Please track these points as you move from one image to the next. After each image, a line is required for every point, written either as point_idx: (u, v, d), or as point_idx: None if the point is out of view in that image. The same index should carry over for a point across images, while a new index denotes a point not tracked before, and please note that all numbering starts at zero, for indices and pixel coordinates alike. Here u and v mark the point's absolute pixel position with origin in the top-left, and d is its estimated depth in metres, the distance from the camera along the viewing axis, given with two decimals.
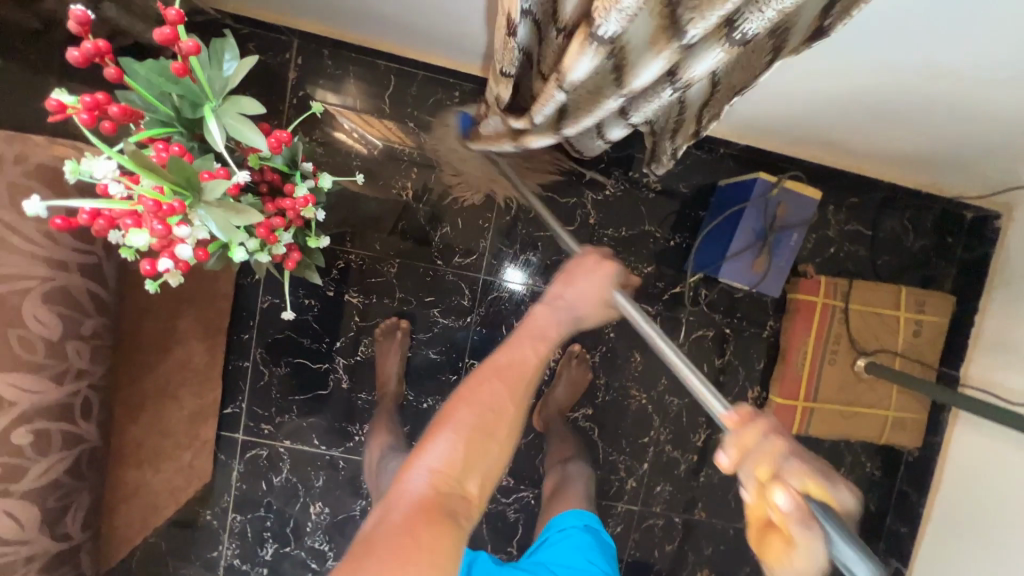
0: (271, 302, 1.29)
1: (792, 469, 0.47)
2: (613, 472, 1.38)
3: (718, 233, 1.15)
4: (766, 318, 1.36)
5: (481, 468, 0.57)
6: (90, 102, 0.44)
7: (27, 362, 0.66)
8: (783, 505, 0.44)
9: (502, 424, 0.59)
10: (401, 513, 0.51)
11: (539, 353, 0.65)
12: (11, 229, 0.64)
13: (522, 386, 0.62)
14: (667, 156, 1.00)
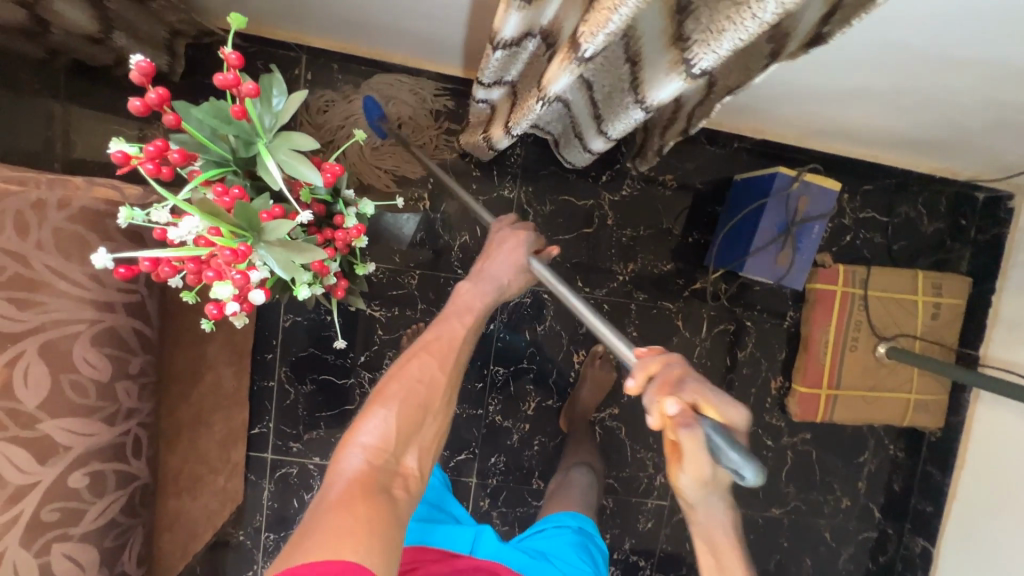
0: (293, 320, 1.28)
1: (692, 390, 0.45)
2: (641, 469, 1.39)
3: (739, 230, 1.16)
4: (785, 309, 1.37)
5: (415, 441, 0.63)
6: (153, 151, 0.45)
7: (80, 407, 0.66)
8: (670, 411, 0.43)
9: (429, 396, 0.65)
10: (339, 487, 0.55)
11: (466, 325, 0.72)
12: (59, 274, 0.65)
13: (452, 358, 0.69)
14: (653, 152, 1.03)
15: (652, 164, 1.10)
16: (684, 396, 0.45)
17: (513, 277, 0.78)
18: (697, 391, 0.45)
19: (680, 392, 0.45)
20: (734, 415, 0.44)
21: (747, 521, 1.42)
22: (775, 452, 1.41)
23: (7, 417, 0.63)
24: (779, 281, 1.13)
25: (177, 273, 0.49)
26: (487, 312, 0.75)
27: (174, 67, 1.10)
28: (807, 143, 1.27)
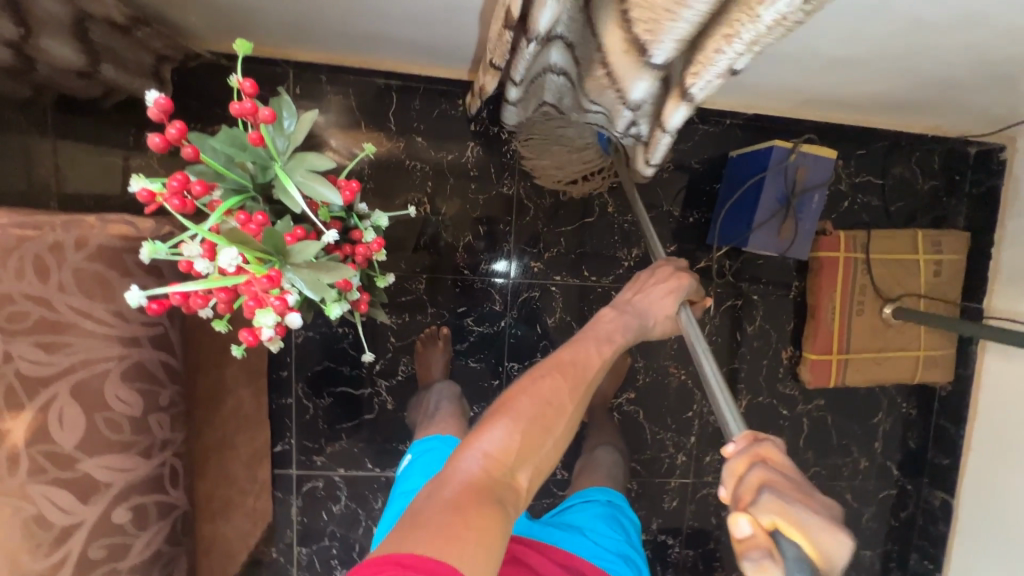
0: (305, 336, 1.29)
1: (766, 510, 0.41)
2: (662, 449, 1.41)
3: (739, 206, 1.17)
4: (790, 280, 1.38)
5: (535, 458, 0.59)
6: (176, 186, 0.45)
7: (116, 442, 0.66)
8: (741, 533, 0.41)
9: (555, 415, 0.62)
10: (453, 492, 0.54)
11: (602, 355, 0.69)
12: (85, 314, 0.64)
13: (582, 386, 0.65)
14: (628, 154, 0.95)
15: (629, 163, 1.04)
16: (755, 515, 0.41)
17: (660, 319, 0.78)
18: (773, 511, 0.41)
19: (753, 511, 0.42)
20: (826, 544, 0.39)
21: None
22: (791, 420, 1.43)
23: (47, 460, 0.62)
24: (784, 253, 1.14)
25: (209, 303, 0.50)
26: (628, 343, 0.73)
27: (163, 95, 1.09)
28: (805, 113, 1.28)
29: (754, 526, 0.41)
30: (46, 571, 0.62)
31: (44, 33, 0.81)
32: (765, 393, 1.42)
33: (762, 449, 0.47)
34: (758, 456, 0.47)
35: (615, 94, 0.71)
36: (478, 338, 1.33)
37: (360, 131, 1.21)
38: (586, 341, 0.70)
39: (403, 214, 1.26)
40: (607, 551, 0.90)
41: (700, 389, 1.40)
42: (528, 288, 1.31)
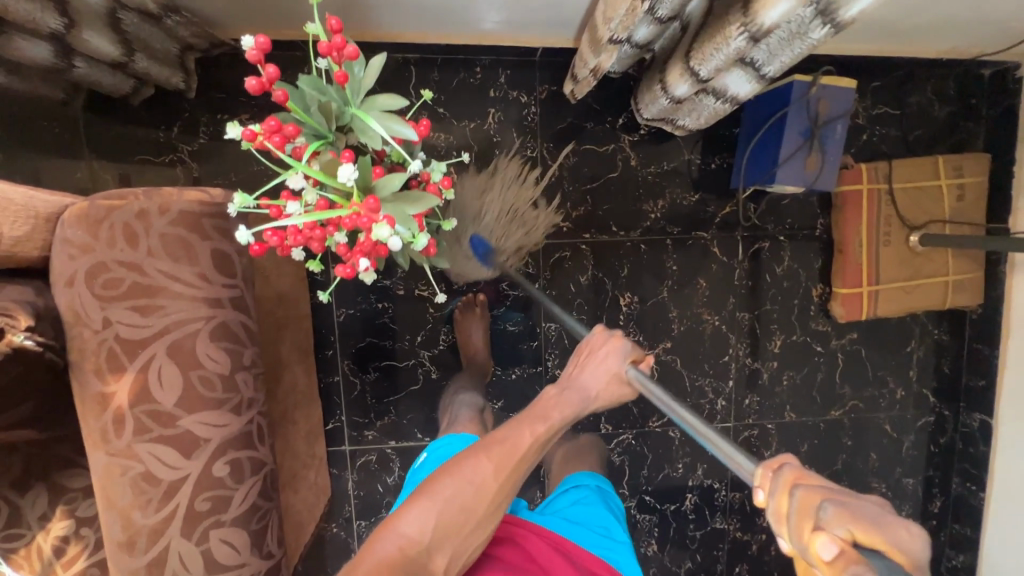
0: (347, 313, 1.32)
1: (849, 522, 0.35)
2: (702, 396, 1.44)
3: (763, 145, 1.19)
4: (815, 218, 1.40)
5: (449, 542, 0.65)
6: (272, 128, 0.50)
7: (209, 399, 0.66)
8: (827, 557, 0.35)
9: (477, 500, 0.66)
10: (367, 571, 0.60)
11: (534, 435, 0.70)
12: (171, 277, 0.62)
13: (508, 468, 0.68)
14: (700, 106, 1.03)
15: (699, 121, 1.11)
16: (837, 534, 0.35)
17: (605, 387, 0.77)
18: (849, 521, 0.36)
19: (833, 534, 0.36)
20: (905, 540, 0.35)
21: (810, 427, 1.48)
22: (826, 356, 1.46)
23: (149, 420, 0.64)
24: (810, 186, 1.16)
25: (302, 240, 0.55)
26: (568, 423, 0.73)
27: (189, 83, 1.16)
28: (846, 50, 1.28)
29: (835, 544, 0.35)
30: (158, 524, 0.67)
31: (85, 25, 0.84)
32: (798, 332, 1.44)
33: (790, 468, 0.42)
34: (789, 478, 0.41)
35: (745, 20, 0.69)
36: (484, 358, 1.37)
37: None
38: (523, 427, 0.70)
39: None
40: (605, 542, 0.90)
41: (734, 333, 1.43)
42: (558, 249, 1.34)
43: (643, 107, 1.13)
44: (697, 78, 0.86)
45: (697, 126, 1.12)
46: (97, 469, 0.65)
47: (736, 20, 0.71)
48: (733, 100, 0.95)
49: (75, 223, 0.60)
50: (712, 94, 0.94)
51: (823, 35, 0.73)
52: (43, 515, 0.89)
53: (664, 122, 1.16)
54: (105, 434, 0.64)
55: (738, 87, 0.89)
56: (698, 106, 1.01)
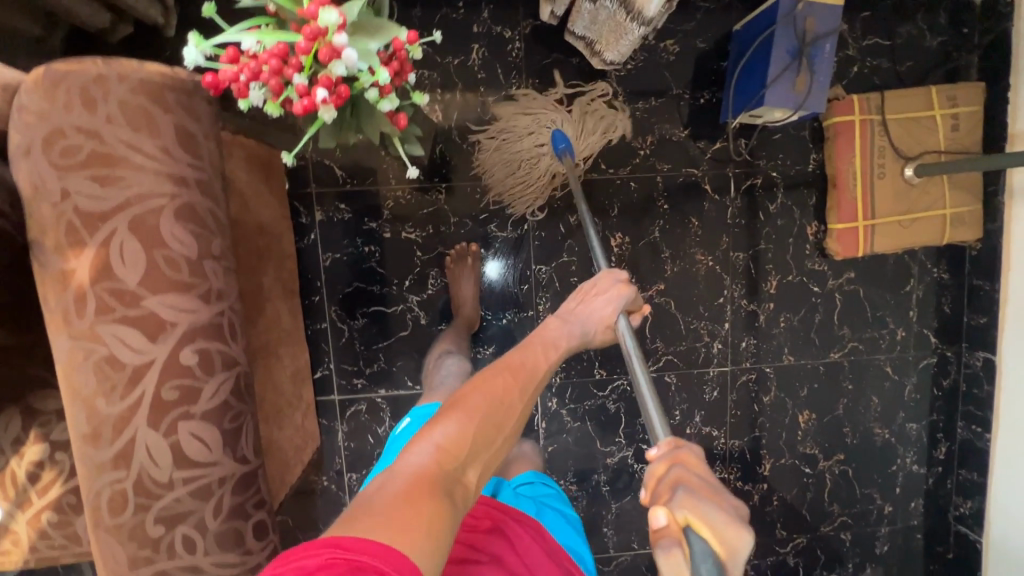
0: (333, 257, 1.30)
1: (689, 510, 0.43)
2: (698, 339, 1.42)
3: (751, 69, 1.18)
4: (808, 154, 1.38)
5: (482, 457, 0.58)
6: None
7: (176, 281, 0.64)
8: (656, 522, 0.43)
9: (507, 415, 0.61)
10: (398, 485, 0.52)
11: (549, 359, 0.69)
12: (133, 147, 0.61)
13: (532, 384, 0.65)
14: (610, 31, 1.11)
15: (619, 53, 1.17)
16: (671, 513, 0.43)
17: (598, 331, 0.79)
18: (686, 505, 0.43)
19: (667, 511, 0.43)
20: (729, 539, 0.42)
21: (809, 371, 1.45)
22: (823, 297, 1.43)
23: (113, 298, 0.62)
24: (800, 109, 1.14)
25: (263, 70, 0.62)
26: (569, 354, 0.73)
27: (167, 19, 1.14)
28: None
29: (669, 517, 0.43)
30: (124, 413, 0.64)
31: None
32: (793, 272, 1.42)
33: (682, 456, 0.49)
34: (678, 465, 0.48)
35: None
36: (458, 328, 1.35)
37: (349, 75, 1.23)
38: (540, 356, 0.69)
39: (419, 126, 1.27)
40: (575, 535, 0.90)
41: (728, 273, 1.40)
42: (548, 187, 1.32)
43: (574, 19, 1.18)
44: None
45: (614, 58, 1.19)
46: (60, 355, 0.63)
47: None
48: (637, 20, 1.00)
49: (31, 89, 0.58)
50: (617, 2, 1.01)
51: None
52: (16, 440, 0.87)
53: (584, 44, 1.22)
54: (68, 314, 0.62)
55: None
56: (610, 19, 1.07)
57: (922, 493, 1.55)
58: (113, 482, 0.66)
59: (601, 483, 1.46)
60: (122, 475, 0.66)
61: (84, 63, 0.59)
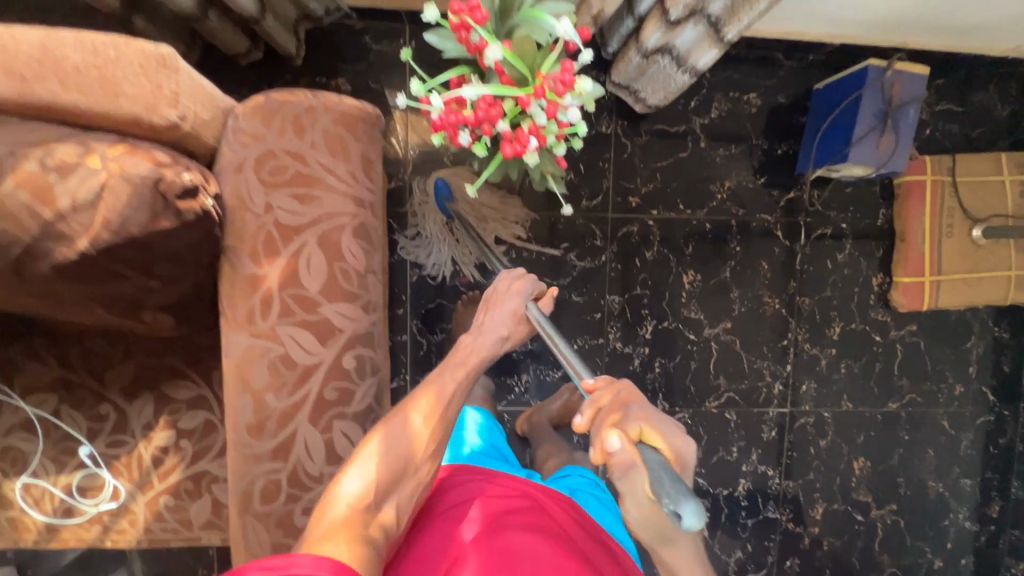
0: (418, 275, 1.37)
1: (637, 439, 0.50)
2: (759, 379, 1.46)
3: (835, 125, 1.24)
4: (878, 208, 1.44)
5: (395, 492, 0.63)
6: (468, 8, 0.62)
7: (346, 291, 0.70)
8: (613, 446, 0.49)
9: (412, 445, 0.66)
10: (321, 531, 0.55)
11: (457, 379, 0.72)
12: (329, 170, 0.68)
13: (438, 414, 0.68)
14: (652, 81, 1.05)
15: (661, 100, 1.14)
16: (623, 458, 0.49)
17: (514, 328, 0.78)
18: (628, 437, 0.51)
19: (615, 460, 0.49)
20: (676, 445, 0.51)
21: (867, 418, 1.48)
22: (884, 347, 1.47)
23: (295, 303, 0.69)
24: (880, 167, 1.21)
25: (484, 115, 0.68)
26: (484, 366, 0.75)
27: (298, 51, 1.22)
28: (907, 43, 1.35)
29: (624, 439, 0.49)
30: (289, 408, 0.70)
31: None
32: (857, 320, 1.46)
33: (619, 382, 0.55)
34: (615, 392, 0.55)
35: None
36: (532, 348, 1.41)
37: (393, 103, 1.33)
38: (452, 374, 0.72)
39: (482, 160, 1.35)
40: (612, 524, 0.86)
41: (793, 317, 1.45)
42: (627, 223, 1.39)
43: (614, 69, 1.13)
44: (667, 21, 0.85)
45: (657, 102, 1.15)
46: (238, 351, 0.69)
47: None
48: (691, 70, 0.98)
49: (249, 114, 0.66)
50: (673, 59, 0.95)
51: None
52: (146, 425, 0.93)
53: (627, 92, 1.17)
54: (252, 315, 0.68)
55: (700, 52, 0.92)
56: (659, 73, 1.02)
57: (973, 550, 1.55)
58: (269, 472, 0.71)
59: None
60: (279, 466, 0.71)
61: (299, 96, 0.67)
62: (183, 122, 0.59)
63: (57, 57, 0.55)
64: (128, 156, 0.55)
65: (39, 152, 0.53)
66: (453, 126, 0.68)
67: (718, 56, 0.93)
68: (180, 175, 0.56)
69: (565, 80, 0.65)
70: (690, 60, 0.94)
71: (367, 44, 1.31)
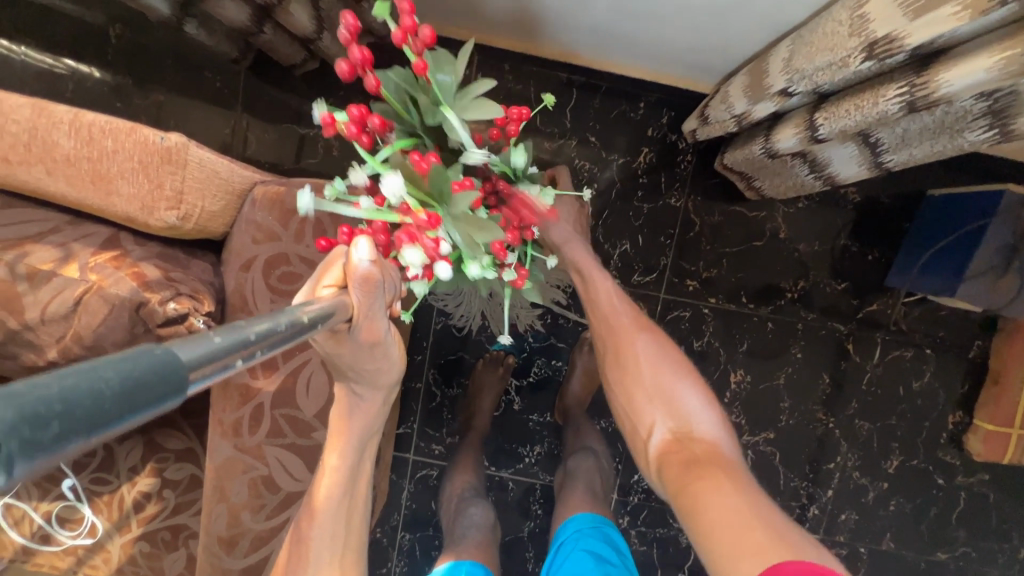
0: (444, 323, 1.29)
1: (172, 404, 0.28)
2: (794, 498, 1.31)
3: (947, 248, 1.07)
4: (972, 339, 1.25)
5: None
6: (355, 118, 0.60)
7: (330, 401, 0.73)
8: None
9: (339, 548, 0.60)
10: None
11: (330, 473, 0.59)
12: None
13: (354, 504, 0.61)
14: (779, 174, 0.99)
15: (779, 194, 1.09)
16: None
17: (377, 389, 0.56)
18: (128, 394, 0.25)
19: (19, 475, 0.21)
20: None
21: (909, 564, 1.32)
22: (946, 491, 1.29)
23: (286, 423, 0.73)
24: (993, 307, 1.05)
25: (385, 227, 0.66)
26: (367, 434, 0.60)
27: None
28: None
29: None
30: (265, 532, 0.73)
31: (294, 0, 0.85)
32: (918, 457, 1.29)
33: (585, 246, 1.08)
34: (352, 272, 0.45)
35: (903, 92, 0.59)
36: (550, 420, 1.31)
37: None
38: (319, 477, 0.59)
39: None
40: None
41: (847, 440, 1.29)
42: (679, 308, 1.25)
43: (730, 151, 1.05)
44: (813, 135, 0.76)
45: (773, 194, 1.09)
46: (221, 460, 0.72)
47: (895, 89, 0.61)
48: (827, 178, 0.91)
49: (266, 208, 0.75)
50: (808, 163, 0.89)
51: (979, 138, 0.65)
52: (132, 467, 0.89)
53: (741, 178, 1.11)
54: (239, 428, 0.72)
55: (841, 163, 0.84)
56: (779, 166, 0.96)
57: None
58: None
59: None
60: None
61: (326, 196, 0.76)
62: (183, 222, 0.71)
63: (54, 143, 0.67)
64: (115, 271, 0.67)
65: (16, 256, 0.67)
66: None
67: (864, 174, 0.86)
68: (164, 305, 0.66)
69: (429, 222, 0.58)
70: (829, 169, 0.88)
71: None
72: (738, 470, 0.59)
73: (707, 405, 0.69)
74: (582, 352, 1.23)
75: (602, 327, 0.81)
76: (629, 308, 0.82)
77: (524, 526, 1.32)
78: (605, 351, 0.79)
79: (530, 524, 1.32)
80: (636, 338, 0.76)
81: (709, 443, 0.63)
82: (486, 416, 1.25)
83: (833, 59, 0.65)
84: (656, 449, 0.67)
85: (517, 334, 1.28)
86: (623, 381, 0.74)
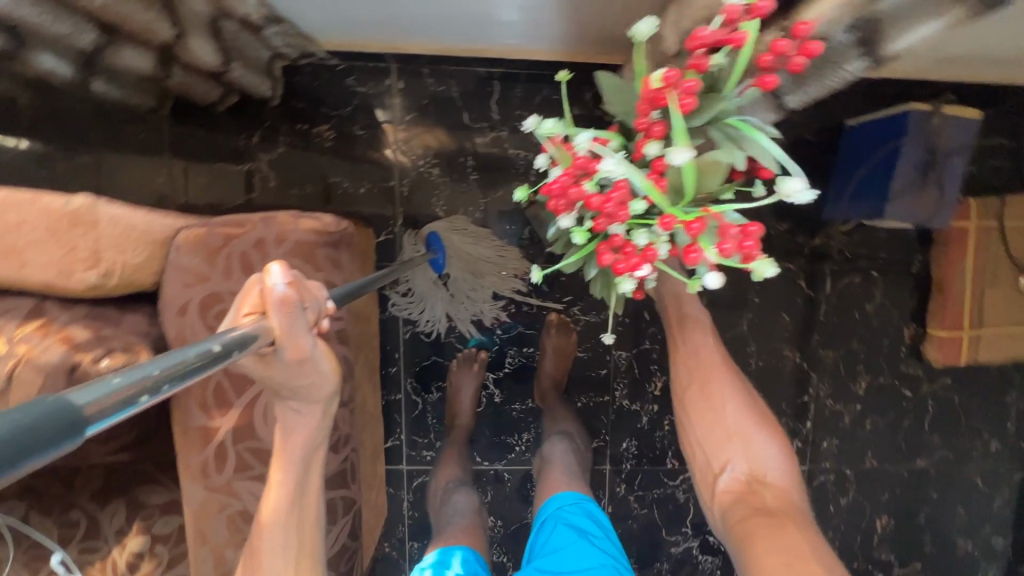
0: (411, 331, 1.30)
1: (68, 447, 0.29)
2: None
3: (872, 173, 1.11)
4: (913, 254, 1.30)
5: None
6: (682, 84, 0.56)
7: None
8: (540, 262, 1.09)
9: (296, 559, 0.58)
10: None
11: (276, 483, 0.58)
12: None
13: (308, 512, 0.60)
14: None
15: None
16: None
17: (315, 399, 0.56)
18: (21, 443, 0.25)
19: None
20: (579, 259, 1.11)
21: (893, 477, 1.38)
22: (914, 401, 1.36)
23: (259, 456, 0.74)
24: (924, 222, 1.11)
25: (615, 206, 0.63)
26: (311, 442, 0.59)
27: (273, 93, 1.19)
28: (974, 76, 1.17)
29: None
30: None
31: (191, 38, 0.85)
32: (884, 374, 1.35)
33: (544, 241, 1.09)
34: (268, 297, 0.47)
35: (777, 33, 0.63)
36: (532, 406, 1.33)
37: (396, 123, 1.23)
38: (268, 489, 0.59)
39: (478, 209, 1.26)
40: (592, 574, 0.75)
41: (816, 371, 1.34)
42: None
43: None
44: None
45: None
46: (202, 502, 0.74)
47: (772, 32, 0.64)
48: None
49: (200, 250, 0.76)
50: None
51: (858, 67, 0.69)
52: (119, 530, 0.88)
53: None
54: (207, 469, 0.73)
55: None
56: None
57: None
58: None
59: (664, 571, 1.39)
60: None
61: (247, 230, 0.77)
62: (106, 279, 0.75)
63: None
64: (43, 339, 0.72)
65: None
66: (558, 195, 0.67)
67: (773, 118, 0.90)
68: (96, 362, 0.71)
69: (739, 245, 0.57)
70: None
71: (349, 87, 1.22)
72: (812, 528, 0.59)
73: (784, 457, 0.67)
74: (551, 335, 1.27)
75: (684, 355, 0.79)
76: (718, 349, 0.79)
77: (526, 512, 1.34)
78: (682, 382, 0.76)
79: (531, 510, 1.35)
80: (721, 378, 0.74)
81: (781, 493, 0.63)
82: (466, 411, 1.27)
83: (708, 14, 0.67)
84: (724, 488, 0.66)
85: (485, 328, 1.30)
86: (701, 413, 0.72)
